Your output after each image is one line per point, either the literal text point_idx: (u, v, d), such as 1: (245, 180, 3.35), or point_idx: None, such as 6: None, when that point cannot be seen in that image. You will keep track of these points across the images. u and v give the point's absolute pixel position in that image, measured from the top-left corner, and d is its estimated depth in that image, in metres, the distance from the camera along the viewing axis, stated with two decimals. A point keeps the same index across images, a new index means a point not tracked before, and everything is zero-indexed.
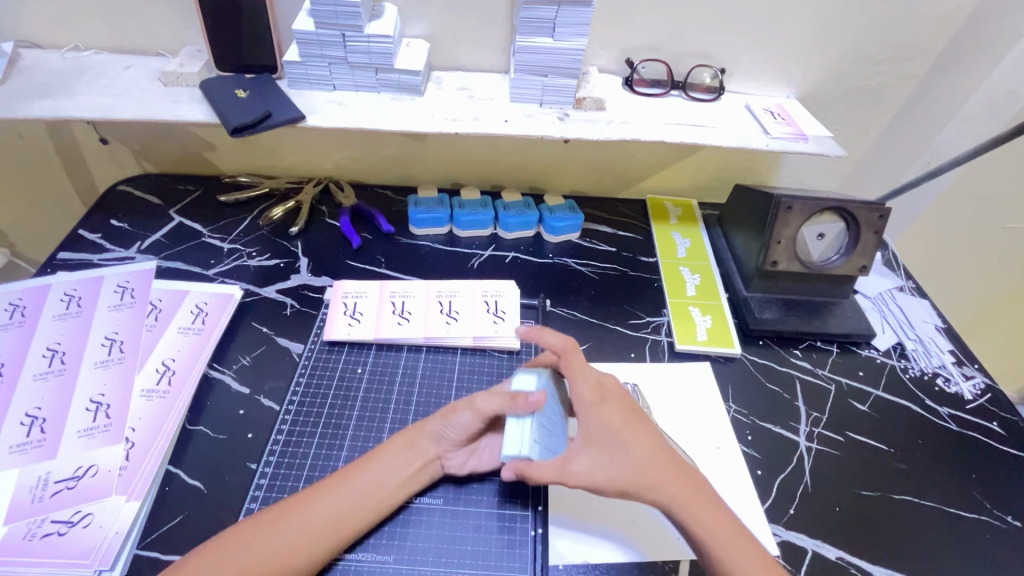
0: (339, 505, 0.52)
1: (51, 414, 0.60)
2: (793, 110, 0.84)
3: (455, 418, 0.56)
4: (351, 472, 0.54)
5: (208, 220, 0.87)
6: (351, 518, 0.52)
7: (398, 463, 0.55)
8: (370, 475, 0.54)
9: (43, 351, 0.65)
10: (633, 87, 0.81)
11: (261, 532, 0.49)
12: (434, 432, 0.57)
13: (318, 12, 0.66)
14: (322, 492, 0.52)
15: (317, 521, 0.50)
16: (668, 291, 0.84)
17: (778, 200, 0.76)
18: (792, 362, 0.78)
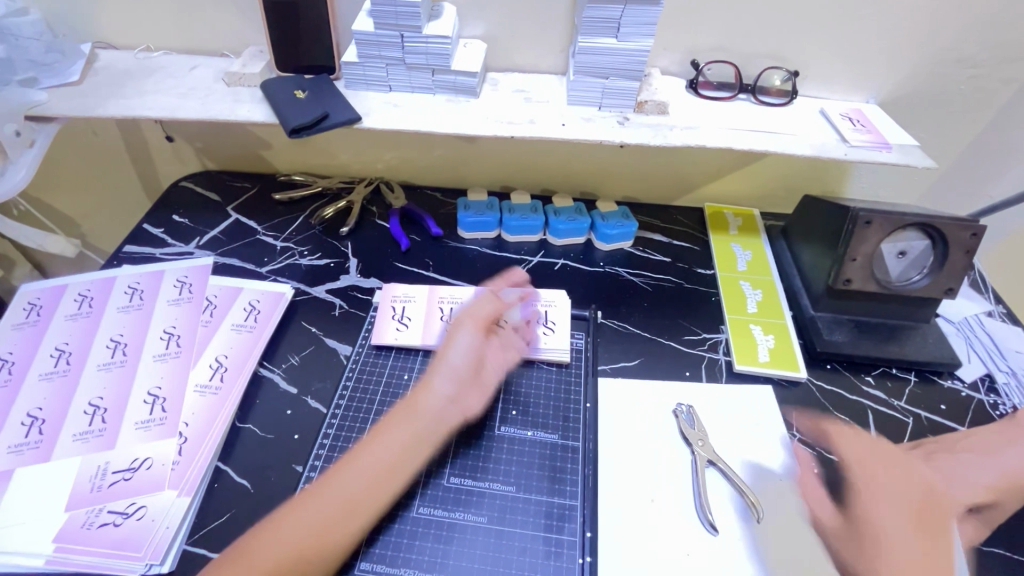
0: (353, 487, 0.52)
1: (111, 405, 0.62)
2: (873, 115, 0.78)
3: (456, 346, 0.63)
4: (357, 453, 0.54)
5: (263, 218, 0.88)
6: (370, 492, 0.52)
7: (410, 428, 0.56)
8: (384, 449, 0.55)
9: (106, 342, 0.67)
10: (698, 89, 0.77)
11: (302, 509, 0.50)
12: (440, 378, 0.60)
13: (378, 12, 0.65)
14: (324, 486, 0.52)
15: (325, 514, 0.50)
16: (727, 307, 0.79)
17: (855, 214, 0.71)
18: (864, 390, 0.72)
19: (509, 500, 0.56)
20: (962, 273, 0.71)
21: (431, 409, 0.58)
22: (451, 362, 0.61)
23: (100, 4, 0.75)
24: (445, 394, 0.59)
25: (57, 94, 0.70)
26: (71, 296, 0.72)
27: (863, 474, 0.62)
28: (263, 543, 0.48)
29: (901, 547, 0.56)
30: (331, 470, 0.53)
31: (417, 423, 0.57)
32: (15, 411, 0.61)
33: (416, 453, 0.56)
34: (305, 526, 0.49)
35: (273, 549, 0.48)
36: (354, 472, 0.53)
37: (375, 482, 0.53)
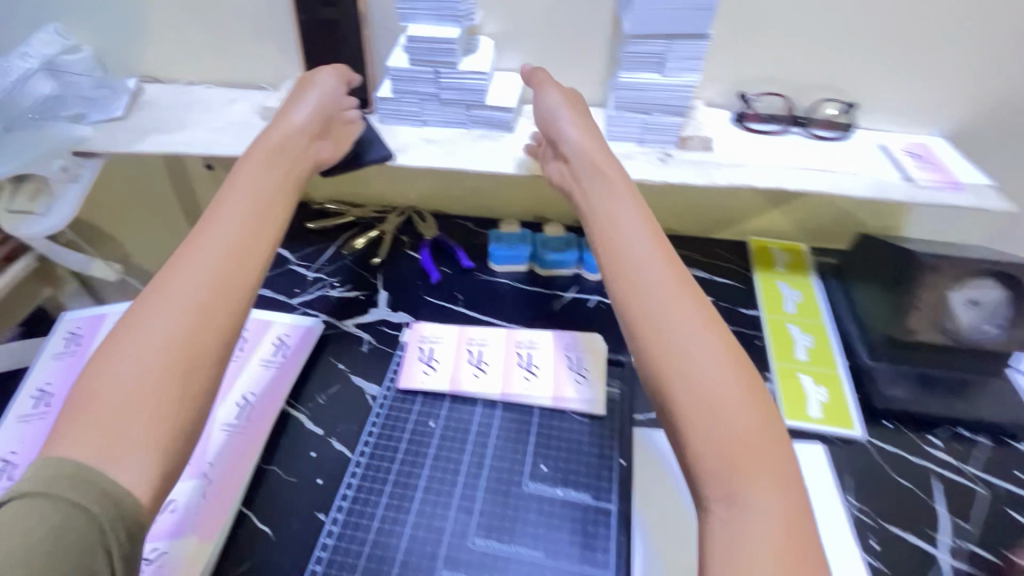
0: (174, 319, 0.44)
1: (20, 462, 0.60)
2: (939, 151, 0.72)
3: (293, 120, 0.61)
4: (191, 251, 0.48)
5: (296, 247, 0.88)
6: (201, 322, 0.45)
7: (257, 188, 0.54)
8: (225, 223, 0.50)
9: (32, 391, 0.67)
10: (745, 122, 0.73)
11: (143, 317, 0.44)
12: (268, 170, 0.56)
13: (414, 49, 0.64)
14: (172, 276, 0.46)
15: (164, 333, 0.43)
16: (774, 353, 0.74)
17: (919, 259, 0.66)
18: (929, 453, 0.65)
19: (537, 567, 0.52)
20: None
21: (260, 182, 0.55)
22: (282, 136, 0.59)
23: (147, 40, 0.77)
24: (275, 178, 0.56)
25: (103, 129, 0.72)
26: (109, 325, 0.73)
27: (665, 297, 0.48)
28: (113, 360, 0.42)
29: (709, 367, 0.44)
30: (157, 285, 0.46)
31: (232, 196, 0.53)
32: None
33: (247, 269, 0.49)
34: (162, 328, 0.43)
35: (125, 359, 0.42)
36: (199, 258, 0.48)
37: (196, 313, 0.45)
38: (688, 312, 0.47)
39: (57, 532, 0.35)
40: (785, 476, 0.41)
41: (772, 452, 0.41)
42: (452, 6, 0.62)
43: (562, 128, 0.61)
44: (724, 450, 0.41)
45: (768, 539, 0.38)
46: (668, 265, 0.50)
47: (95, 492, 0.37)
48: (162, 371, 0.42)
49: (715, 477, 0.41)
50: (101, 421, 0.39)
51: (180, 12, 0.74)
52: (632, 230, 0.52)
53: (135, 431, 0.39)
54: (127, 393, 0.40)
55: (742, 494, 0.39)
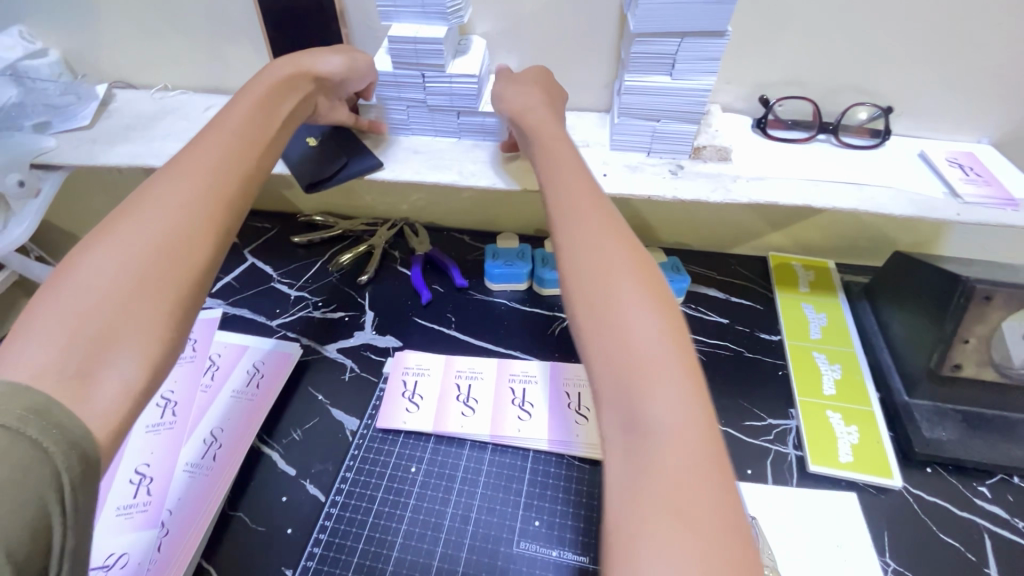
0: (159, 220, 0.40)
1: None
2: (988, 160, 0.64)
3: (319, 68, 0.56)
4: (184, 160, 0.44)
5: (280, 263, 0.83)
6: (190, 228, 0.41)
7: (258, 107, 0.50)
8: (223, 137, 0.47)
9: None
10: (767, 130, 0.66)
11: (131, 217, 0.40)
12: (278, 99, 0.53)
13: (398, 50, 0.57)
14: (162, 183, 0.42)
15: (148, 235, 0.39)
16: (797, 385, 0.66)
17: (971, 286, 0.57)
18: (978, 506, 0.57)
19: None
20: None
21: (265, 102, 0.52)
22: (296, 76, 0.55)
23: (118, 42, 0.72)
24: (279, 104, 0.53)
25: (66, 139, 0.66)
26: None
27: (578, 219, 0.43)
28: (87, 260, 0.37)
29: (626, 285, 0.39)
30: (148, 186, 0.42)
31: (233, 114, 0.49)
32: None
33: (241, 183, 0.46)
34: (145, 232, 0.39)
35: (100, 259, 0.37)
36: (191, 167, 0.44)
37: (189, 215, 0.41)
38: (604, 231, 0.42)
39: (17, 479, 0.28)
40: (692, 385, 0.35)
41: (670, 361, 0.35)
42: (438, 2, 0.55)
43: (510, 103, 0.56)
44: (619, 360, 0.36)
45: (670, 459, 0.32)
46: (590, 191, 0.46)
47: (67, 435, 0.31)
48: (145, 273, 0.38)
49: (610, 392, 0.36)
50: (73, 321, 0.34)
51: (149, 13, 0.68)
52: (559, 163, 0.49)
53: (113, 337, 0.35)
54: (103, 293, 0.36)
55: (643, 405, 0.34)
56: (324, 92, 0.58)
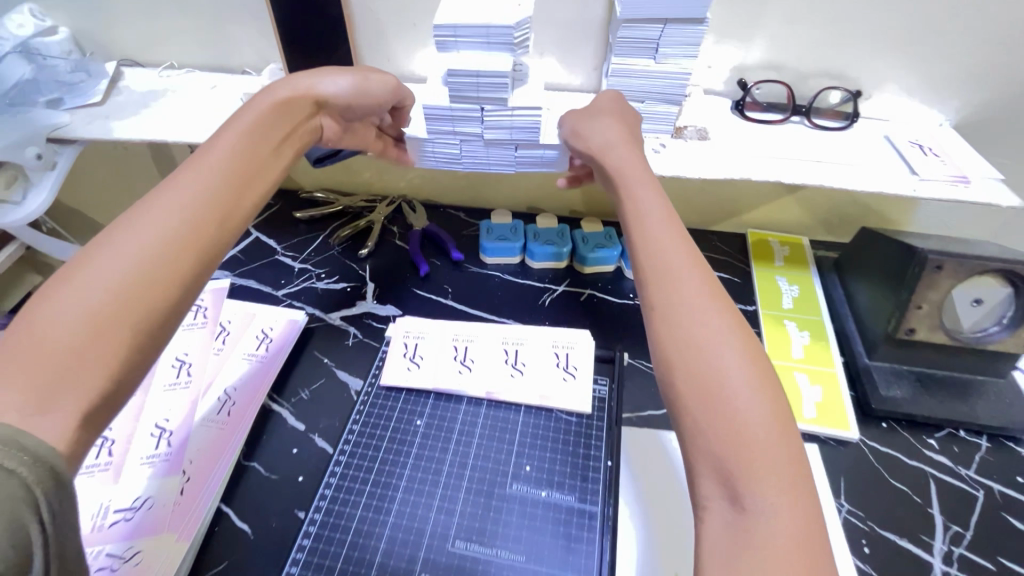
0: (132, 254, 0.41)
1: None
2: (947, 141, 0.69)
3: (318, 94, 0.58)
4: (164, 192, 0.45)
5: (283, 237, 0.86)
6: (158, 269, 0.41)
7: (249, 138, 0.51)
8: (205, 171, 0.47)
9: None
10: (745, 111, 0.70)
11: (99, 258, 0.40)
12: (271, 124, 0.54)
13: (457, 84, 0.57)
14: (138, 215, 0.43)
15: (116, 278, 0.39)
16: (769, 350, 0.72)
17: (924, 256, 0.62)
18: (927, 456, 0.64)
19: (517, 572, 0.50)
20: None
21: (256, 132, 0.52)
22: (291, 103, 0.56)
23: (125, 21, 0.74)
24: (272, 134, 0.53)
25: (79, 115, 0.69)
26: None
27: (678, 290, 0.45)
28: (60, 295, 0.38)
29: (729, 367, 0.41)
30: (119, 225, 0.43)
31: (218, 147, 0.49)
32: None
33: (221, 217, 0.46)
34: (115, 268, 0.40)
35: (65, 304, 0.37)
36: (170, 203, 0.45)
37: (157, 257, 0.41)
38: (706, 305, 0.44)
39: None
40: (795, 477, 0.37)
41: (772, 445, 0.38)
42: (504, 32, 0.54)
43: (592, 139, 0.58)
44: (725, 445, 0.38)
45: (777, 547, 0.35)
46: (688, 258, 0.47)
47: (30, 453, 0.32)
48: (113, 308, 0.38)
49: (712, 473, 0.38)
50: (37, 367, 0.35)
51: None
52: (653, 223, 0.50)
53: (78, 372, 0.36)
54: (65, 337, 0.36)
55: (746, 491, 0.37)
56: (321, 117, 0.60)
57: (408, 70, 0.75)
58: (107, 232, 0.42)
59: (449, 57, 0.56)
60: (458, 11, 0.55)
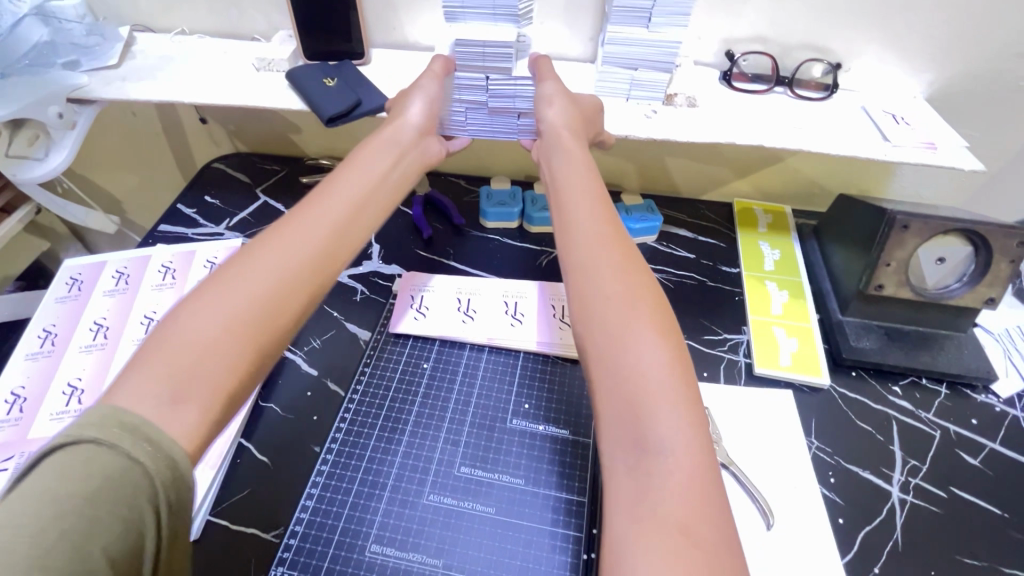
0: (262, 278, 0.45)
1: (31, 395, 0.63)
2: (919, 111, 0.73)
3: (407, 120, 0.60)
4: (291, 219, 0.49)
5: (290, 201, 0.90)
6: (286, 293, 0.45)
7: (365, 172, 0.55)
8: (328, 202, 0.51)
9: (39, 331, 0.69)
10: (732, 82, 0.74)
11: (238, 274, 0.44)
12: (379, 150, 0.57)
13: (464, 53, 0.62)
14: (269, 238, 0.47)
15: (250, 296, 0.44)
16: (750, 306, 0.77)
17: (892, 217, 0.67)
18: (890, 400, 0.69)
19: (517, 493, 0.55)
20: (1007, 282, 0.67)
21: (370, 162, 0.56)
22: (394, 134, 0.59)
23: None
24: (381, 164, 0.56)
25: (97, 77, 0.72)
26: (109, 273, 0.76)
27: (593, 252, 0.48)
28: (198, 304, 0.42)
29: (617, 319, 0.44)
30: (256, 244, 0.47)
31: (342, 179, 0.54)
32: (56, 381, 0.64)
33: (337, 250, 0.50)
34: (253, 285, 0.44)
35: (207, 314, 0.42)
36: (299, 229, 0.49)
37: (286, 281, 0.45)
38: (624, 271, 0.47)
39: (109, 486, 0.33)
40: (695, 422, 0.40)
41: (673, 396, 0.40)
42: (510, 4, 0.60)
43: (546, 113, 0.61)
44: (624, 390, 0.41)
45: (672, 482, 0.37)
46: (611, 228, 0.50)
47: (152, 447, 0.36)
48: (242, 325, 0.42)
49: (622, 419, 0.40)
50: (177, 365, 0.39)
51: None
52: (583, 197, 0.53)
53: (204, 373, 0.40)
54: (205, 343, 0.41)
55: (653, 436, 0.39)
56: (422, 142, 0.62)
57: (412, 38, 0.78)
58: (246, 249, 0.46)
59: (457, 27, 0.62)
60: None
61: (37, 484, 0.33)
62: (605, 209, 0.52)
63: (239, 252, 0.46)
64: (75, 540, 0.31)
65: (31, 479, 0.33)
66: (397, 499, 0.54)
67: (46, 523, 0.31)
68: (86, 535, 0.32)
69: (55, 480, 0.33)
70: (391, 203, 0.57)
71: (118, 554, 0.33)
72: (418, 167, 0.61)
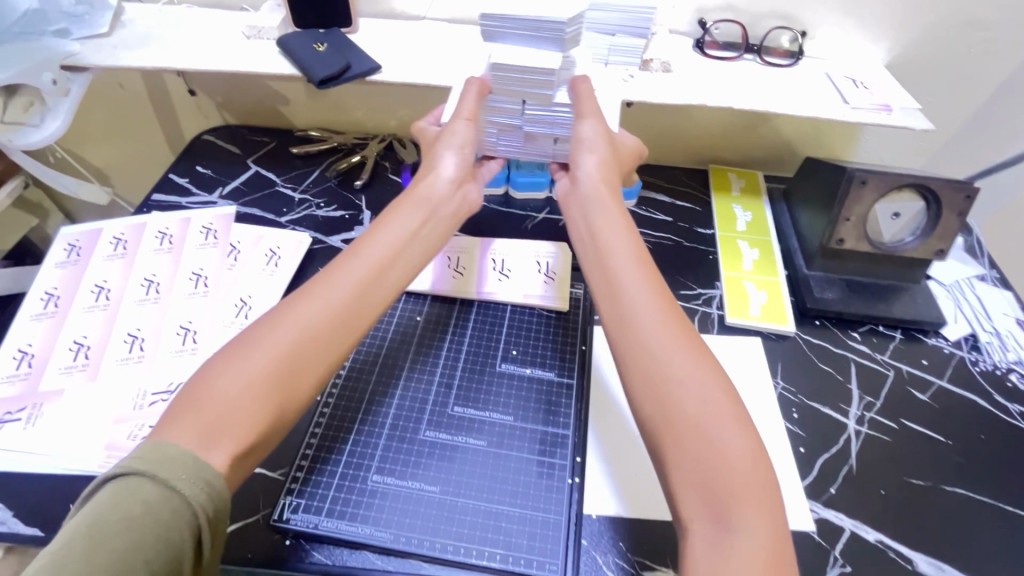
0: (290, 343, 0.49)
1: (39, 352, 0.66)
2: (878, 76, 0.78)
3: (440, 174, 0.61)
4: (316, 285, 0.53)
5: (281, 171, 0.92)
6: (303, 358, 0.49)
7: (392, 234, 0.57)
8: (352, 267, 0.54)
9: (41, 294, 0.71)
10: (704, 49, 0.79)
11: (261, 337, 0.49)
12: (404, 214, 0.58)
13: (500, 77, 0.59)
14: (291, 305, 0.51)
15: (269, 358, 0.48)
16: (723, 263, 0.82)
17: (851, 173, 0.72)
18: (849, 344, 0.75)
19: (508, 428, 0.59)
20: (954, 234, 0.73)
21: (396, 225, 0.57)
22: (426, 191, 0.60)
23: None
24: (411, 224, 0.58)
25: (89, 45, 0.74)
26: (107, 239, 0.77)
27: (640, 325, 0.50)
28: (233, 366, 0.47)
29: (687, 400, 0.47)
30: (282, 309, 0.51)
31: (367, 244, 0.56)
32: (63, 339, 0.67)
33: (361, 313, 0.53)
34: (274, 348, 0.49)
35: (233, 374, 0.47)
36: (323, 298, 0.52)
37: (308, 348, 0.50)
38: (672, 348, 0.49)
39: (151, 510, 0.40)
40: (768, 503, 0.43)
41: (746, 478, 0.44)
42: (554, 26, 0.56)
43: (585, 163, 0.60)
44: (703, 476, 0.44)
45: (756, 560, 0.41)
46: (654, 295, 0.52)
47: (192, 479, 0.42)
48: (267, 383, 0.47)
49: (698, 498, 0.44)
50: (207, 418, 0.45)
51: None
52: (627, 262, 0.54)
53: (230, 424, 0.45)
54: (234, 401, 0.46)
55: (729, 517, 0.42)
56: (458, 192, 0.62)
57: (399, 8, 0.80)
58: (273, 313, 0.51)
59: (493, 48, 0.58)
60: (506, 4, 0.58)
61: (98, 507, 0.40)
62: (655, 281, 0.54)
63: (266, 316, 0.51)
64: (122, 555, 0.38)
65: (97, 501, 0.41)
66: (396, 435, 0.59)
67: (103, 543, 0.38)
68: (132, 550, 0.39)
69: (112, 507, 0.40)
70: (416, 264, 0.58)
71: (158, 564, 0.39)
72: (449, 222, 0.61)
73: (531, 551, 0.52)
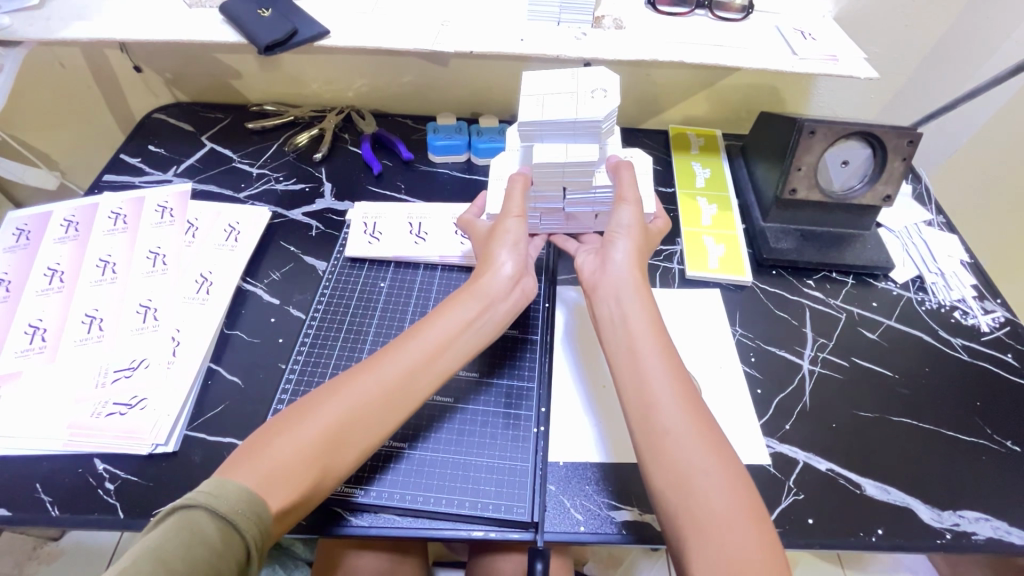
0: (343, 414, 0.50)
1: None
2: (827, 28, 0.79)
3: (499, 270, 0.58)
4: (373, 360, 0.53)
5: (237, 147, 0.90)
6: (355, 434, 0.50)
7: (446, 324, 0.55)
8: (406, 352, 0.54)
9: None
10: (656, 6, 0.78)
11: (319, 402, 0.50)
12: (460, 305, 0.57)
13: (541, 173, 0.59)
14: (352, 377, 0.52)
15: (324, 425, 0.49)
16: (682, 220, 0.84)
17: (800, 124, 0.74)
18: (804, 291, 0.78)
19: (474, 383, 0.61)
20: (900, 179, 0.76)
21: (450, 315, 0.56)
22: (483, 285, 0.57)
23: None
24: (465, 315, 0.56)
25: (19, 18, 0.71)
26: (58, 222, 0.75)
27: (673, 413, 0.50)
28: (291, 426, 0.49)
29: (716, 496, 0.46)
30: (340, 380, 0.52)
31: (422, 326, 0.56)
32: (18, 322, 0.66)
33: (407, 400, 0.52)
34: (330, 418, 0.49)
35: (291, 435, 0.48)
36: (380, 380, 0.52)
37: (359, 427, 0.50)
38: (696, 441, 0.49)
39: (209, 541, 0.41)
40: None
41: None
42: (591, 122, 0.55)
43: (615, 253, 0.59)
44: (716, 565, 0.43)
45: None
46: (684, 387, 0.52)
47: (245, 513, 0.43)
48: (317, 446, 0.48)
49: None
50: (263, 471, 0.46)
51: None
52: (663, 350, 0.54)
53: (280, 482, 0.46)
54: (288, 461, 0.47)
55: None
56: (517, 287, 0.59)
57: None
58: (332, 384, 0.52)
59: (534, 149, 0.58)
60: (544, 105, 0.56)
61: (160, 534, 0.41)
62: (684, 375, 0.53)
63: (326, 385, 0.52)
64: None
65: (159, 528, 0.41)
66: None
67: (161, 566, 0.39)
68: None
69: (172, 534, 0.41)
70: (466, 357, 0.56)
71: None
72: (504, 319, 0.58)
73: (499, 497, 0.54)
